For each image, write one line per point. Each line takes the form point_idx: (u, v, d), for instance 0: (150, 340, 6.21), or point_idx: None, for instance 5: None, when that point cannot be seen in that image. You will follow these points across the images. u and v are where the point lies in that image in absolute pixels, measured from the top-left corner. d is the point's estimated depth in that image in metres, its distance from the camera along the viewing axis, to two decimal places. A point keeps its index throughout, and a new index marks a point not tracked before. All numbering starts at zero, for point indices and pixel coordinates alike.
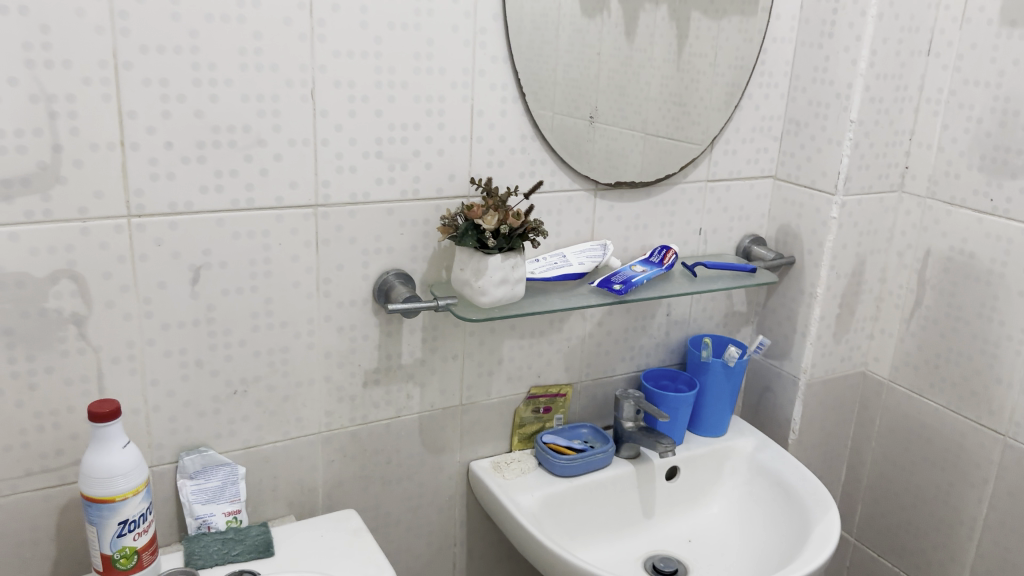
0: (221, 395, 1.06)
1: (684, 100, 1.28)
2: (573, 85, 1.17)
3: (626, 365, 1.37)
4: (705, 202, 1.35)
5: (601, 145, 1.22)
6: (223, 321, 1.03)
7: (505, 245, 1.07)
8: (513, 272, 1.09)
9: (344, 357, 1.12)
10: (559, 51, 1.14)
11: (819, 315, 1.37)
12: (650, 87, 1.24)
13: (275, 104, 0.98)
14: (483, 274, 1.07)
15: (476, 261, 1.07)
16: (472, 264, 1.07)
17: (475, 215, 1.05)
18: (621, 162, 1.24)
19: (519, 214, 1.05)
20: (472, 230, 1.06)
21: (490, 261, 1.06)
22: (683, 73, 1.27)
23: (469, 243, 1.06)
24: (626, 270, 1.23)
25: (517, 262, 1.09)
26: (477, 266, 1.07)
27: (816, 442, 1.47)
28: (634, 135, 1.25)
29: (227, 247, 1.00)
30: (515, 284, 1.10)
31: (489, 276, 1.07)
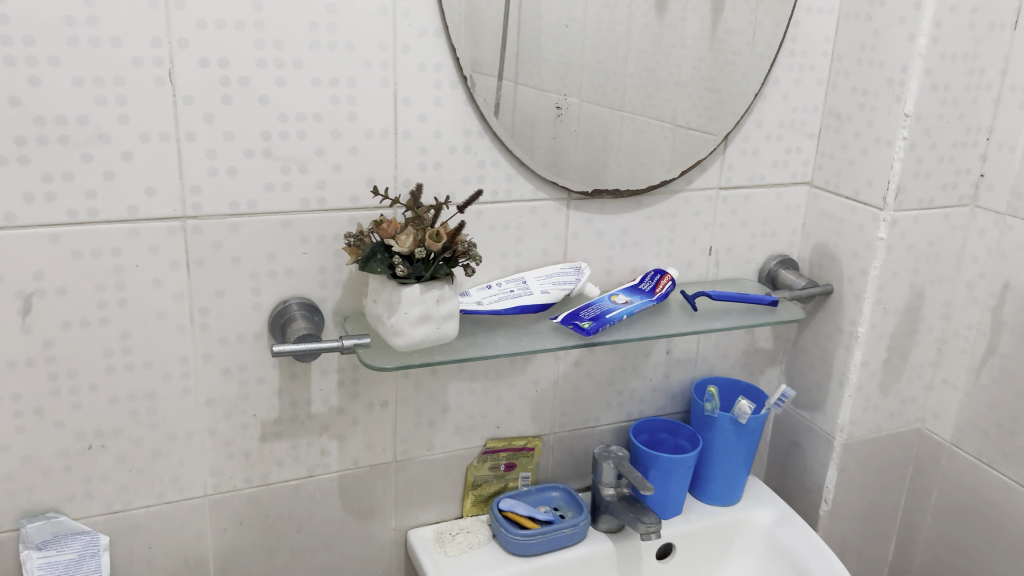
0: (71, 450, 0.85)
1: (718, 85, 1.02)
2: (601, 69, 0.95)
3: (613, 414, 1.11)
4: (716, 215, 1.07)
5: (628, 139, 0.98)
6: (67, 361, 0.82)
7: (424, 273, 0.82)
8: (439, 307, 0.85)
9: (233, 405, 0.90)
10: (588, 31, 0.93)
11: (860, 361, 1.08)
12: (681, 71, 1.00)
13: (119, 89, 0.76)
14: (396, 308, 0.83)
15: (388, 293, 0.83)
16: (384, 296, 0.83)
17: (386, 232, 0.81)
18: (650, 158, 1.00)
19: (444, 232, 0.81)
20: (384, 251, 0.82)
21: (403, 293, 0.82)
22: (713, 53, 1.01)
23: (376, 269, 0.81)
24: (602, 303, 0.97)
25: (443, 292, 0.84)
26: (389, 297, 0.83)
27: (855, 514, 1.18)
28: (661, 127, 1.00)
29: (66, 270, 0.79)
30: (441, 322, 0.85)
31: (403, 309, 0.82)
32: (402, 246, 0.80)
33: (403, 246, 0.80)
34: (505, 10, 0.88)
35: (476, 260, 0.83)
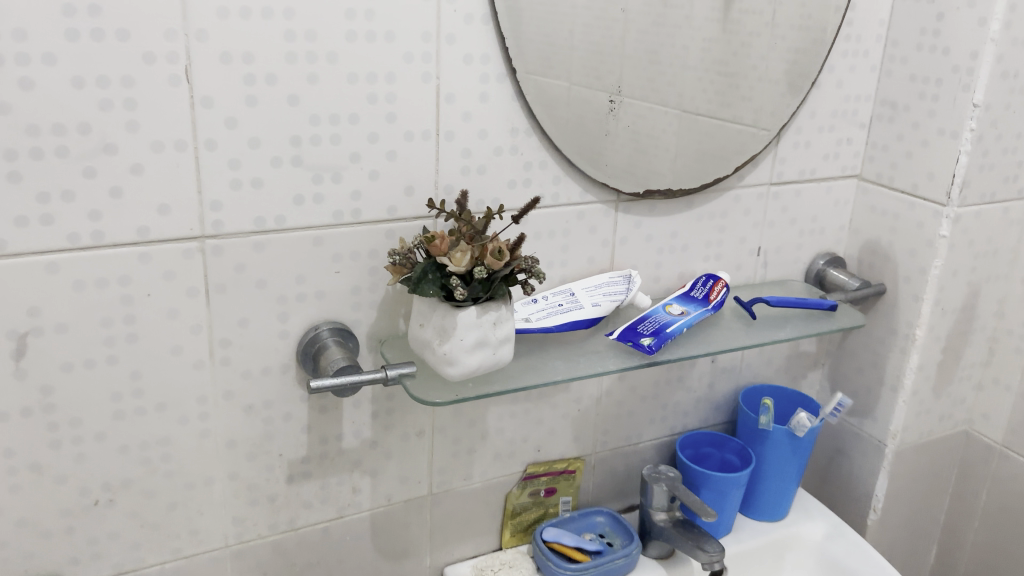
0: (75, 508, 0.73)
1: (732, 69, 0.91)
2: (591, 51, 0.82)
3: (656, 429, 1.03)
4: (766, 213, 0.99)
5: (626, 124, 0.86)
6: (70, 408, 0.70)
7: (481, 293, 0.72)
8: (495, 330, 0.75)
9: (257, 446, 0.79)
10: (577, 6, 0.79)
11: (916, 365, 1.02)
12: (688, 53, 0.88)
13: (127, 90, 0.64)
14: (450, 334, 0.73)
15: (441, 316, 0.73)
16: (435, 319, 0.73)
17: (439, 249, 0.71)
18: (651, 145, 0.88)
19: (504, 248, 0.71)
20: (435, 270, 0.72)
21: (459, 317, 0.72)
22: (732, 35, 0.90)
23: (428, 292, 0.71)
24: (658, 314, 0.88)
25: (500, 313, 0.74)
26: (441, 322, 0.73)
27: (902, 521, 1.13)
28: (665, 112, 0.88)
29: (66, 304, 0.68)
30: (498, 348, 0.75)
31: (458, 335, 0.72)
32: (459, 265, 0.70)
33: (459, 265, 0.70)
34: None
35: (540, 278, 0.73)
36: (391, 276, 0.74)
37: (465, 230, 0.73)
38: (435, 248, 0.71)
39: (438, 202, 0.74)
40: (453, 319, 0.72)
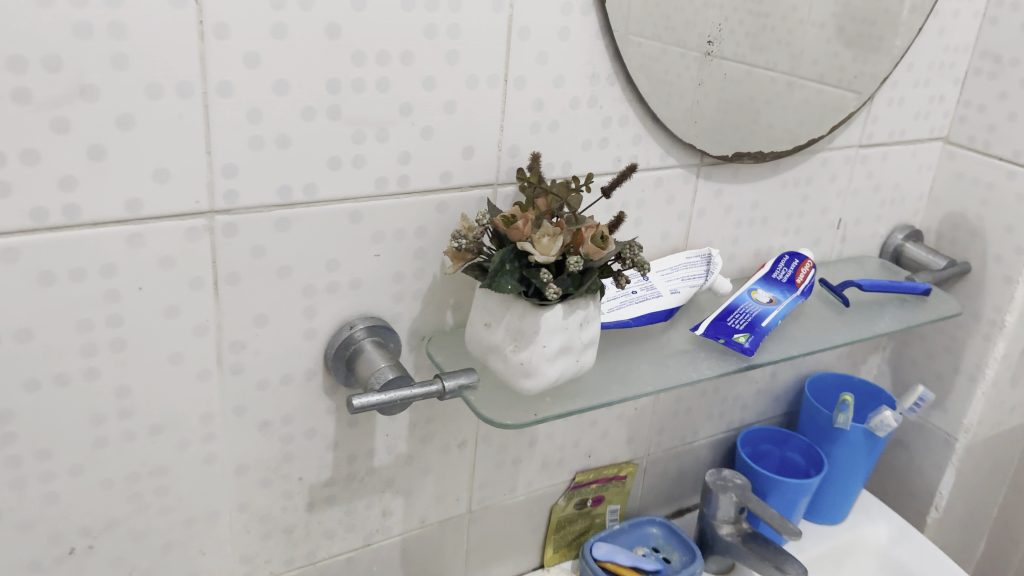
0: (45, 559, 0.57)
1: (766, 6, 0.73)
2: None
3: (713, 426, 0.90)
4: (850, 179, 0.86)
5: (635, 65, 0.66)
6: (37, 437, 0.54)
7: (571, 288, 0.57)
8: (580, 332, 0.60)
9: (272, 470, 0.64)
10: None
11: (1002, 354, 0.91)
12: None
13: (114, 11, 0.46)
14: (529, 340, 0.57)
15: (518, 315, 0.57)
16: (511, 319, 0.58)
17: (520, 233, 0.55)
18: (668, 93, 0.69)
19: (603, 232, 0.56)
20: (514, 259, 0.56)
21: (543, 319, 0.57)
22: None
23: (508, 287, 0.55)
24: (746, 304, 0.74)
25: (588, 311, 0.59)
26: (518, 323, 0.57)
27: (960, 517, 1.04)
28: (685, 56, 0.69)
29: (30, 303, 0.50)
30: (582, 355, 0.60)
31: (541, 341, 0.57)
32: (546, 255, 0.54)
33: (547, 255, 0.54)
34: None
35: (644, 271, 0.58)
36: (451, 265, 0.58)
37: (548, 207, 0.57)
38: (516, 232, 0.55)
39: (517, 170, 0.57)
40: (535, 321, 0.57)
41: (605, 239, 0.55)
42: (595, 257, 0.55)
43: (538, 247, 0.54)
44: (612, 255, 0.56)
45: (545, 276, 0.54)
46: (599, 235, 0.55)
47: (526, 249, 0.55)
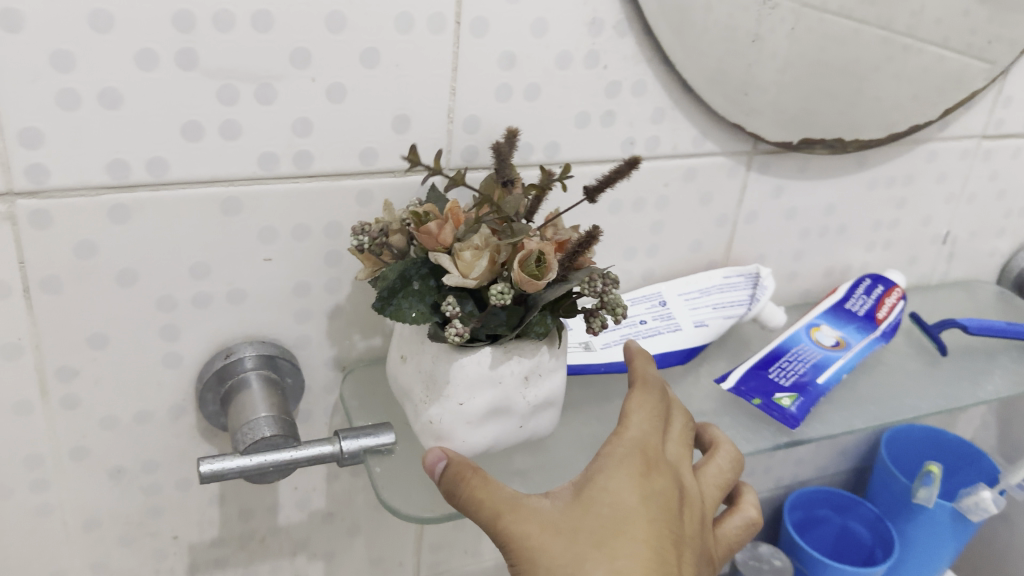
0: None
1: None
2: None
3: (755, 483, 0.71)
4: (965, 180, 0.64)
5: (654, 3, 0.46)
6: None
7: (504, 327, 0.39)
8: (526, 389, 0.41)
9: (137, 526, 0.49)
10: None
11: None
12: None
13: None
14: (440, 392, 0.40)
15: (431, 356, 0.40)
16: (421, 358, 0.41)
17: (435, 240, 0.37)
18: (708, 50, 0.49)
19: (550, 255, 0.36)
20: (425, 276, 0.39)
21: (458, 366, 0.39)
22: None
23: (406, 316, 0.38)
24: (802, 347, 0.55)
25: (538, 361, 0.41)
26: (430, 367, 0.40)
27: None
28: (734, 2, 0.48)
29: None
30: (526, 420, 0.43)
31: (454, 398, 0.40)
32: (466, 277, 0.37)
33: (467, 277, 0.36)
34: None
35: (619, 318, 0.39)
36: (361, 269, 0.41)
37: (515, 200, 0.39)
38: (427, 237, 0.37)
39: (409, 147, 0.38)
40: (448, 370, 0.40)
41: (545, 264, 0.36)
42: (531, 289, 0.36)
43: (457, 264, 0.36)
44: (567, 288, 0.38)
45: (448, 307, 0.37)
46: (538, 257, 0.36)
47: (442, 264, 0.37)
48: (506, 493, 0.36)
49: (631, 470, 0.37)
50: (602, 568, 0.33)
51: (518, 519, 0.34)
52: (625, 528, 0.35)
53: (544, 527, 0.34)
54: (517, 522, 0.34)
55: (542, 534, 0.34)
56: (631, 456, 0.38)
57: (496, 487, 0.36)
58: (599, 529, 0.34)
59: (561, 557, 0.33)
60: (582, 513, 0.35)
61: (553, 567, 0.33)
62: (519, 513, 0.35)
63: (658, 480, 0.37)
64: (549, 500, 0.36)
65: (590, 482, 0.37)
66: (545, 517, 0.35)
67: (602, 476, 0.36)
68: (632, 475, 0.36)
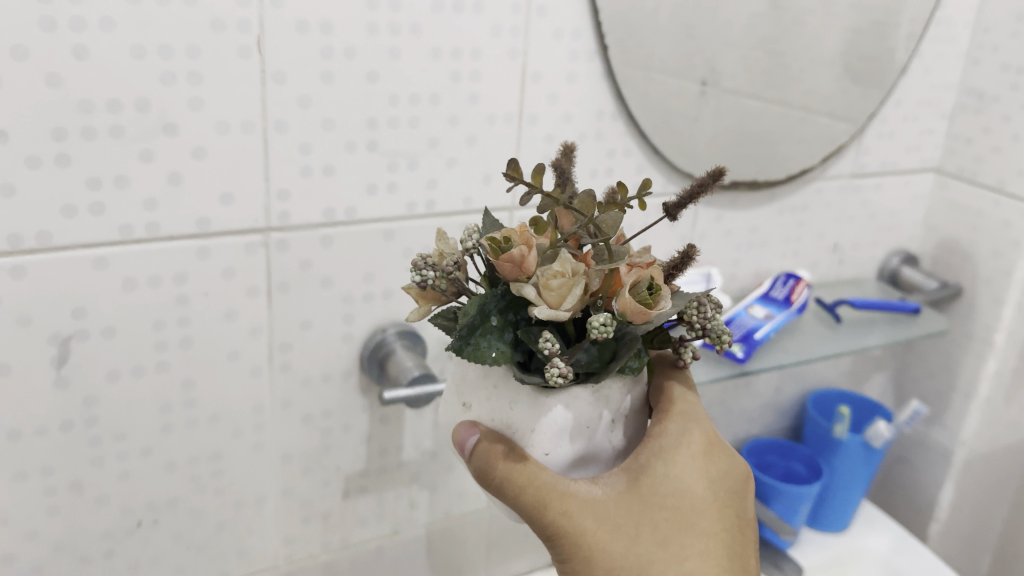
0: (116, 531, 0.66)
1: (775, 47, 0.80)
2: (597, 28, 0.70)
3: (720, 437, 0.97)
4: (846, 207, 0.93)
5: (635, 99, 0.74)
6: (114, 420, 0.62)
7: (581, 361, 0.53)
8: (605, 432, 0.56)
9: (314, 460, 0.72)
10: None
11: (993, 372, 0.97)
12: (716, 29, 0.76)
13: (193, 61, 0.56)
14: (531, 446, 0.53)
15: (506, 404, 0.54)
16: (497, 408, 0.54)
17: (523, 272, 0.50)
18: (670, 126, 0.77)
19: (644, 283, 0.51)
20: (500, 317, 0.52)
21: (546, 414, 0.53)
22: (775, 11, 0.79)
23: (489, 358, 0.50)
24: (742, 317, 0.82)
25: (604, 408, 0.54)
26: (506, 414, 0.54)
27: (962, 532, 1.09)
28: (683, 93, 0.77)
29: (117, 304, 0.59)
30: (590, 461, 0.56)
31: (544, 448, 0.53)
32: (560, 305, 0.50)
33: (560, 305, 0.50)
34: None
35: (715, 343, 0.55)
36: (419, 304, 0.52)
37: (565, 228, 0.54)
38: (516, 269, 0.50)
39: (512, 159, 0.50)
40: (528, 402, 0.53)
41: (654, 293, 0.51)
42: (641, 318, 0.50)
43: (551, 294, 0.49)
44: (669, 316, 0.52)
45: (545, 345, 0.50)
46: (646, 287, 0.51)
47: (529, 294, 0.50)
48: (554, 476, 0.53)
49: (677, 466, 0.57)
50: (665, 558, 0.54)
51: (578, 516, 0.53)
52: (666, 528, 0.55)
53: (614, 520, 0.54)
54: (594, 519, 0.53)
55: (613, 525, 0.54)
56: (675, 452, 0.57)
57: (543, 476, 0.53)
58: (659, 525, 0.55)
59: (634, 549, 0.54)
60: (642, 508, 0.55)
61: (620, 562, 0.54)
62: (581, 509, 0.53)
63: (688, 479, 0.57)
64: (606, 489, 0.55)
65: (630, 477, 0.55)
66: (603, 511, 0.54)
67: (656, 475, 0.56)
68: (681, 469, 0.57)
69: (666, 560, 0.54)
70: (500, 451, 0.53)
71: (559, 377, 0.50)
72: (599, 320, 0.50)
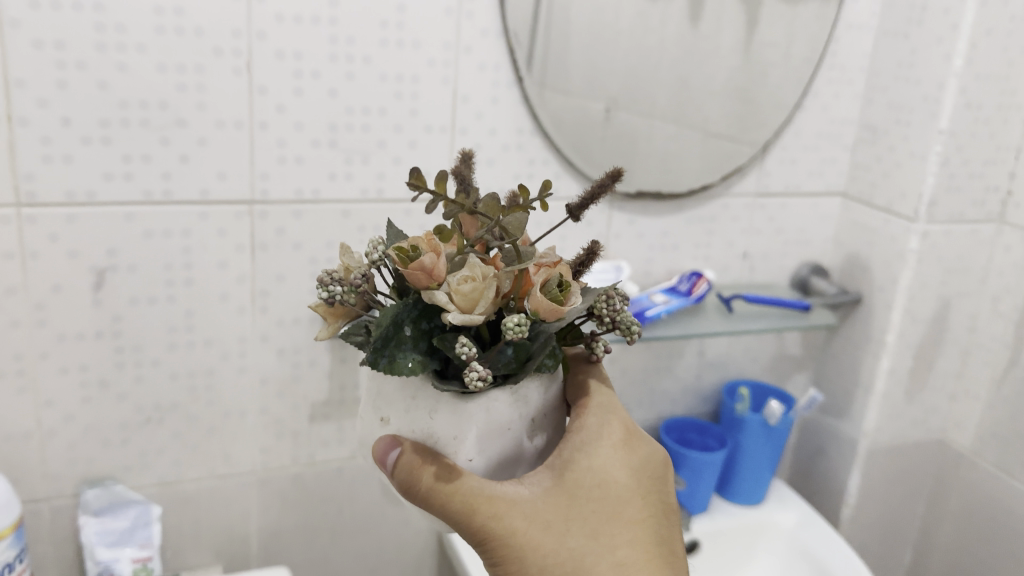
0: (132, 422, 0.88)
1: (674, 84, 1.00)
2: (512, 63, 0.92)
3: (644, 413, 1.14)
4: (753, 221, 1.11)
5: (547, 119, 0.95)
6: (133, 335, 0.85)
7: (505, 363, 0.61)
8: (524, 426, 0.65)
9: (286, 386, 0.94)
10: (499, 20, 0.89)
11: (887, 369, 1.11)
12: (618, 67, 0.97)
13: (200, 77, 0.80)
14: (452, 459, 0.62)
15: (428, 415, 0.62)
16: (418, 419, 0.62)
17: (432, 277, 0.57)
18: (581, 142, 0.98)
19: (551, 278, 0.59)
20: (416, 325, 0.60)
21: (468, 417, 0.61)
22: (673, 55, 0.99)
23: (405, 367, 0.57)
24: (641, 301, 1.01)
25: (522, 410, 0.63)
26: (427, 424, 0.62)
27: (877, 520, 1.21)
28: (591, 117, 0.97)
29: (139, 248, 0.83)
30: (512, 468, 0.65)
31: (466, 455, 0.62)
32: (474, 309, 0.57)
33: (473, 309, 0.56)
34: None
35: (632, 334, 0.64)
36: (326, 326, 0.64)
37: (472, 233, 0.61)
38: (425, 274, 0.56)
39: (417, 170, 0.58)
40: (450, 407, 0.61)
41: (561, 289, 0.59)
42: (552, 316, 0.58)
43: (463, 297, 0.56)
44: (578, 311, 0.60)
45: (463, 351, 0.57)
46: (554, 283, 0.59)
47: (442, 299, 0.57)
48: (480, 482, 0.62)
49: (596, 458, 0.66)
50: (593, 548, 0.64)
51: (511, 518, 0.62)
52: (594, 523, 0.65)
53: (539, 518, 0.63)
54: (522, 515, 0.63)
55: (537, 523, 0.63)
56: (595, 442, 0.67)
57: (473, 484, 0.61)
58: (584, 520, 0.64)
59: (561, 546, 0.63)
60: (565, 503, 0.64)
61: (552, 558, 0.63)
62: (510, 508, 0.62)
63: (613, 475, 0.66)
64: (532, 487, 0.64)
65: (556, 480, 0.65)
66: (531, 510, 0.63)
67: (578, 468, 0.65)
68: (601, 456, 0.66)
69: (595, 551, 0.64)
70: (426, 461, 0.61)
71: (479, 381, 0.57)
72: (512, 322, 0.57)
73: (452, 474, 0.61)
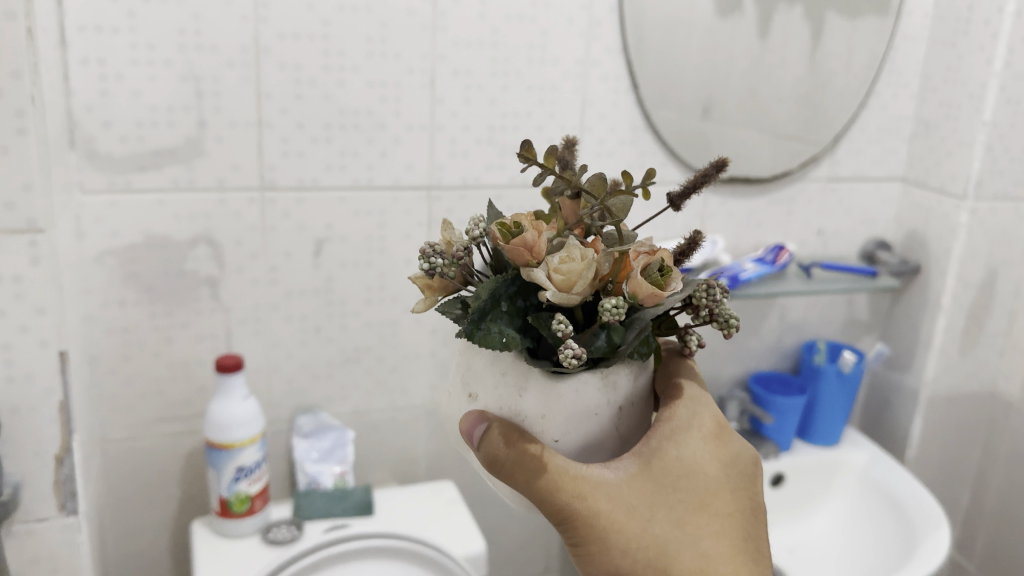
0: (335, 361, 1.13)
1: (758, 90, 1.22)
2: (629, 74, 1.15)
3: (734, 366, 1.35)
4: (825, 203, 1.32)
5: (656, 119, 1.18)
6: (341, 291, 1.10)
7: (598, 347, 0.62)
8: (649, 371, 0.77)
9: (450, 335, 1.17)
10: (619, 40, 1.13)
11: (944, 326, 1.31)
12: (713, 75, 1.19)
13: (397, 90, 1.05)
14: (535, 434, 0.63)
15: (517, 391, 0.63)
16: (509, 395, 0.64)
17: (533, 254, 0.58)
18: (682, 138, 1.20)
19: (649, 263, 0.61)
20: (511, 301, 0.62)
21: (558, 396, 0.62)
22: (757, 65, 1.21)
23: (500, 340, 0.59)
24: (736, 266, 1.23)
25: (611, 395, 0.64)
26: (515, 400, 0.63)
27: (935, 461, 1.40)
28: (690, 117, 1.20)
29: (348, 223, 1.08)
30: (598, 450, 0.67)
31: (552, 434, 0.64)
32: (572, 290, 0.58)
33: (572, 290, 0.58)
34: (544, 26, 1.09)
35: (730, 327, 0.64)
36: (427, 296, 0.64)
37: (573, 217, 0.63)
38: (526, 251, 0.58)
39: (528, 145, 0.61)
40: (540, 385, 0.63)
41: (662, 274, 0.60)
42: (651, 300, 0.60)
43: (562, 277, 0.58)
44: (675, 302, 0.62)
45: (560, 329, 0.58)
46: (654, 267, 0.61)
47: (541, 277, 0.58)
48: (566, 464, 0.64)
49: (686, 446, 0.68)
50: (676, 534, 0.66)
51: (595, 499, 0.64)
52: (680, 511, 0.67)
53: (623, 502, 0.65)
54: (607, 498, 0.65)
55: (620, 506, 0.65)
56: (686, 431, 0.69)
57: (559, 463, 0.63)
58: (672, 507, 0.66)
59: (644, 529, 0.65)
60: (650, 489, 0.66)
61: (633, 541, 0.65)
62: (596, 490, 0.64)
63: (701, 467, 0.68)
64: (618, 471, 0.66)
65: (643, 465, 0.67)
66: (617, 493, 0.65)
67: (666, 456, 0.67)
68: (691, 447, 0.68)
69: (678, 539, 0.66)
70: (510, 436, 0.63)
71: (573, 359, 0.58)
72: (610, 304, 0.58)
73: (540, 456, 0.63)
